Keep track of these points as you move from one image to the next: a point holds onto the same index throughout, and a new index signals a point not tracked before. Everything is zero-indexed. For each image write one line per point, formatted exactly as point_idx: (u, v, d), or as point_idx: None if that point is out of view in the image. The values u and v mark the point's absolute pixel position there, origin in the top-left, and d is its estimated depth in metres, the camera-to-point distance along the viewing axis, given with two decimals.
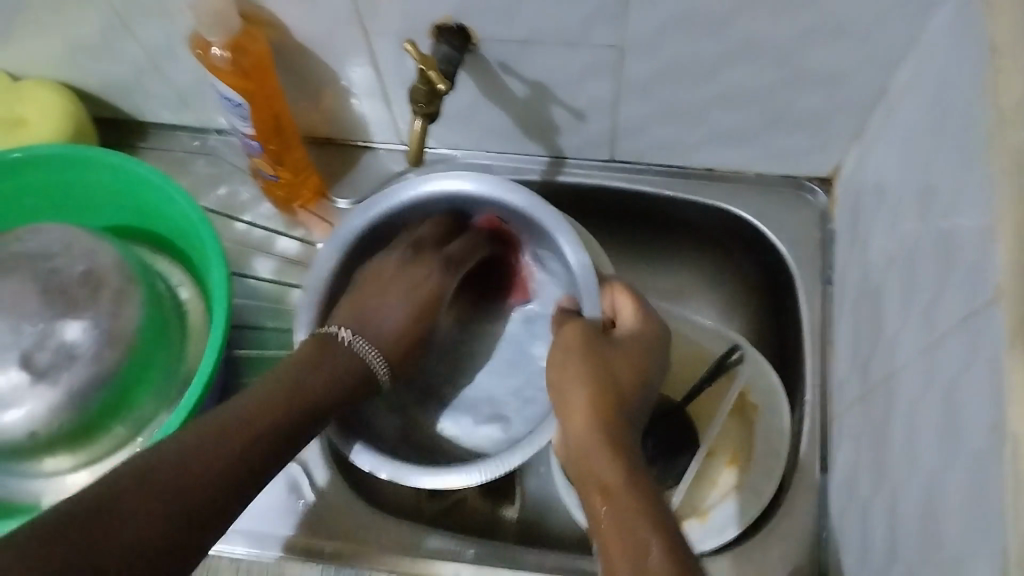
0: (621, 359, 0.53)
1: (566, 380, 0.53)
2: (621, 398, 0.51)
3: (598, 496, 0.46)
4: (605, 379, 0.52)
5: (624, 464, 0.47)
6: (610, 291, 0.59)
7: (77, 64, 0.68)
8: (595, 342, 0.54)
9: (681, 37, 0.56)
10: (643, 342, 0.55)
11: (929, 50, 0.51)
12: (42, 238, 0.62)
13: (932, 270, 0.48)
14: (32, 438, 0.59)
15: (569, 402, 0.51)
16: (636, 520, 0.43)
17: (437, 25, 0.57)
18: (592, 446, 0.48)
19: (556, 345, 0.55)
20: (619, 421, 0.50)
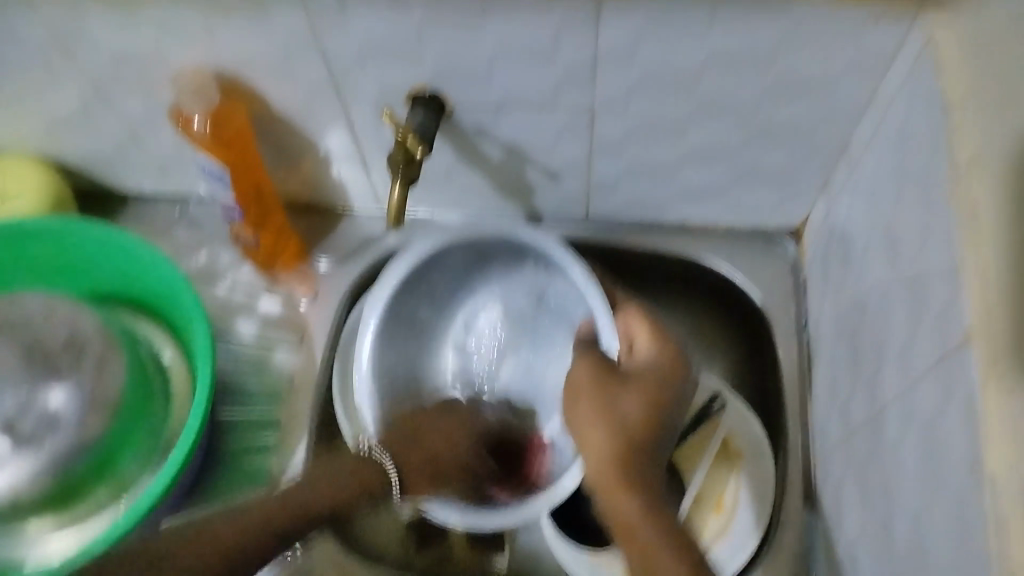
0: (636, 394, 0.51)
1: (586, 426, 0.51)
2: (639, 437, 0.50)
3: (623, 537, 0.48)
4: (614, 415, 0.50)
5: (647, 501, 0.48)
6: (622, 320, 0.59)
7: (58, 137, 0.69)
8: (606, 377, 0.53)
9: (650, 99, 0.58)
10: (659, 371, 0.53)
11: (886, 106, 0.54)
12: (25, 304, 0.62)
13: (903, 316, 0.50)
14: (13, 506, 0.58)
15: (588, 446, 0.50)
16: (658, 556, 0.46)
17: (412, 93, 0.59)
18: (615, 485, 0.48)
19: (569, 386, 0.54)
20: (638, 460, 0.49)
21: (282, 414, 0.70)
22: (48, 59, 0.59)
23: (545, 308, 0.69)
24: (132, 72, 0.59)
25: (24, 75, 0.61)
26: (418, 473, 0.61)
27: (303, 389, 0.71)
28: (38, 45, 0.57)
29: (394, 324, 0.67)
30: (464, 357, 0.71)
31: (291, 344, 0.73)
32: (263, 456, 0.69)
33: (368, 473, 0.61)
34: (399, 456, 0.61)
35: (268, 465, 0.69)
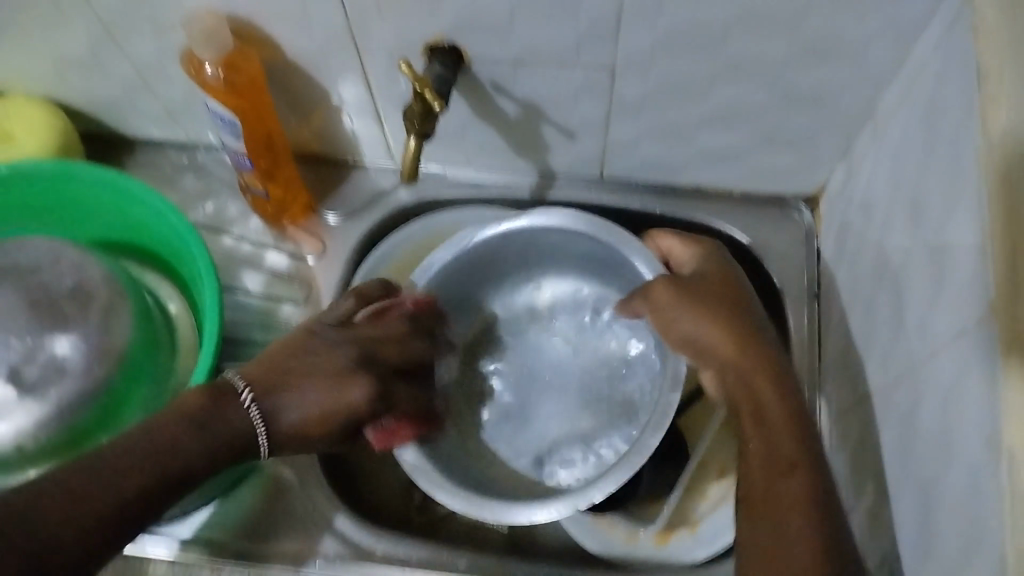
0: (717, 291, 0.58)
1: (680, 323, 0.57)
2: (739, 322, 0.56)
3: (753, 420, 0.53)
4: (714, 311, 0.56)
5: (767, 362, 0.55)
6: (658, 237, 0.64)
7: (66, 79, 0.68)
8: (682, 279, 0.59)
9: (673, 57, 0.56)
10: (708, 262, 0.60)
11: (915, 74, 0.52)
12: (30, 250, 0.61)
13: (923, 287, 0.49)
14: (18, 455, 0.58)
15: (701, 340, 0.56)
16: (783, 436, 0.52)
17: (429, 45, 0.57)
18: (755, 377, 0.54)
19: (647, 298, 0.59)
20: (748, 352, 0.55)
21: None
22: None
23: (608, 333, 0.68)
24: (143, 13, 0.58)
25: (32, 14, 0.59)
26: (286, 398, 0.50)
27: None
28: None
29: (454, 283, 0.67)
30: (526, 343, 0.70)
31: (299, 299, 0.72)
32: None
33: (232, 420, 0.48)
34: (271, 393, 0.50)
35: None
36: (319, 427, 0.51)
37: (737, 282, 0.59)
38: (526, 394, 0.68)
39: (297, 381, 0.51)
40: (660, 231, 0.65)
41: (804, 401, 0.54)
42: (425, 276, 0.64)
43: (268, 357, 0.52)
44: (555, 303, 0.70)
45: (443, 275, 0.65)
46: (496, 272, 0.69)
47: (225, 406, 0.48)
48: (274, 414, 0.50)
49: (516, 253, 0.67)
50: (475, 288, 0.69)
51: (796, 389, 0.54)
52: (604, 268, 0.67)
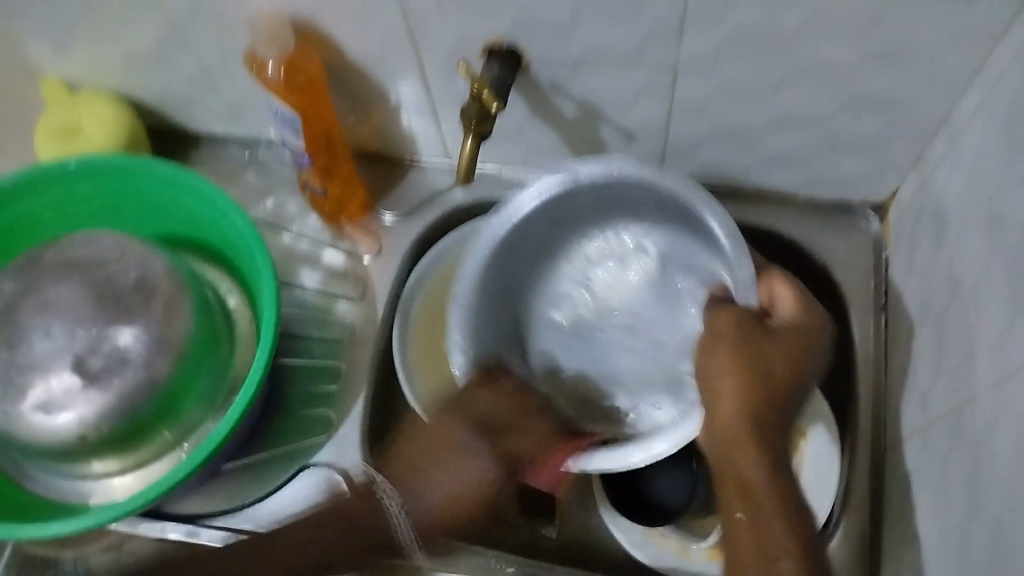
0: (781, 348, 0.53)
1: (718, 375, 0.53)
2: (779, 395, 0.52)
3: (738, 497, 0.50)
4: (757, 369, 0.52)
5: (768, 459, 0.50)
6: (764, 280, 0.57)
7: (134, 76, 0.69)
8: (754, 325, 0.54)
9: (737, 59, 0.55)
10: (803, 332, 0.54)
11: (996, 79, 0.50)
12: (96, 244, 0.63)
13: (999, 304, 0.47)
14: (81, 442, 0.59)
15: (716, 390, 0.52)
16: (770, 520, 0.48)
17: (487, 47, 0.57)
18: (743, 442, 0.50)
19: (709, 331, 0.55)
20: (773, 424, 0.52)
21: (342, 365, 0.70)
22: None
23: (683, 271, 0.65)
24: (208, 13, 0.59)
25: (103, 11, 0.61)
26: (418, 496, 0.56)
27: (363, 342, 0.71)
28: None
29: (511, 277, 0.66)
30: (588, 291, 0.68)
31: (354, 296, 0.73)
32: (323, 406, 0.69)
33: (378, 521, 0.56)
34: (403, 484, 0.56)
35: (326, 414, 0.69)
36: (456, 511, 0.57)
37: (812, 354, 0.54)
38: (587, 338, 0.67)
39: (412, 472, 0.57)
40: (774, 271, 0.57)
41: (801, 495, 0.50)
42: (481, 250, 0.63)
43: (407, 454, 0.58)
44: (621, 250, 0.67)
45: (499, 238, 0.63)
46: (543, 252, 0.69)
47: (376, 507, 0.56)
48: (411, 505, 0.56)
49: (550, 220, 0.65)
50: (535, 264, 0.67)
51: (794, 485, 0.50)
52: (683, 219, 0.63)
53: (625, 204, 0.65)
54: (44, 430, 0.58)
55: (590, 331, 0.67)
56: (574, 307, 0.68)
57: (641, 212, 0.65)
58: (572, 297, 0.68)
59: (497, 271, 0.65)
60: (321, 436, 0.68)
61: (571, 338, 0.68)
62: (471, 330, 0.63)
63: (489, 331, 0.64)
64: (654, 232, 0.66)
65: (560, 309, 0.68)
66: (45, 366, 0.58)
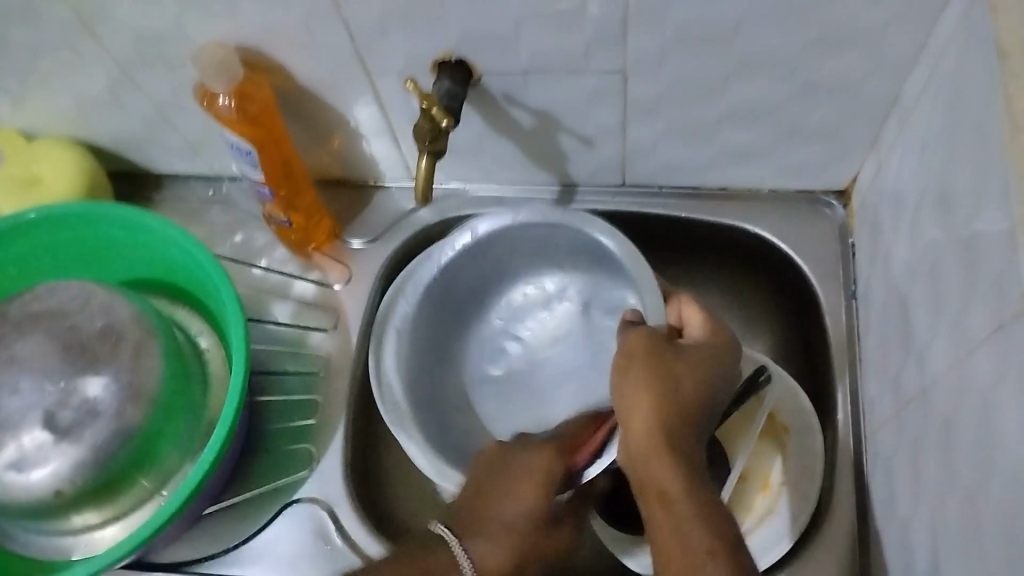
0: (691, 367, 0.51)
1: (630, 386, 0.50)
2: (689, 410, 0.50)
3: (658, 503, 0.48)
4: (669, 388, 0.49)
5: (685, 466, 0.48)
6: (674, 305, 0.59)
7: (90, 121, 0.69)
8: (662, 347, 0.52)
9: (684, 58, 0.55)
10: (716, 354, 0.53)
11: (938, 56, 0.50)
12: (60, 294, 0.62)
13: (956, 278, 0.47)
14: (57, 497, 0.59)
15: (631, 408, 0.50)
16: (692, 530, 0.46)
17: (437, 61, 0.57)
18: (660, 455, 0.48)
19: (621, 351, 0.52)
20: (683, 431, 0.49)
21: (320, 396, 0.70)
22: (73, 43, 0.59)
23: (597, 310, 0.68)
24: (156, 53, 0.59)
25: (52, 59, 0.61)
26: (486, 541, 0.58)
27: (339, 372, 0.71)
28: (61, 27, 0.57)
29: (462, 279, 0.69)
30: (519, 340, 0.71)
31: (327, 327, 0.72)
32: (301, 438, 0.69)
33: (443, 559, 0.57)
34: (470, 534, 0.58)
35: (305, 447, 0.68)
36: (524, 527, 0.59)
37: (727, 372, 0.53)
38: (512, 381, 0.70)
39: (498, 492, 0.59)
40: (686, 299, 0.59)
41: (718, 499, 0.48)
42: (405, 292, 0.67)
43: (473, 483, 0.60)
44: (549, 301, 0.70)
45: (424, 292, 0.67)
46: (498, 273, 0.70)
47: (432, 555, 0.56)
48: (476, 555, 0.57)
49: (484, 269, 0.69)
50: (461, 313, 0.71)
51: (709, 486, 0.48)
52: (596, 261, 0.67)
53: (543, 256, 0.69)
54: (19, 487, 0.57)
55: (510, 370, 0.70)
56: (505, 357, 0.71)
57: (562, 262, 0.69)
58: (506, 341, 0.71)
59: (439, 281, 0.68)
60: (303, 470, 0.68)
61: (506, 387, 0.70)
62: (402, 356, 0.66)
63: (421, 378, 0.67)
64: (581, 283, 0.69)
65: (495, 368, 0.71)
66: (17, 424, 0.57)
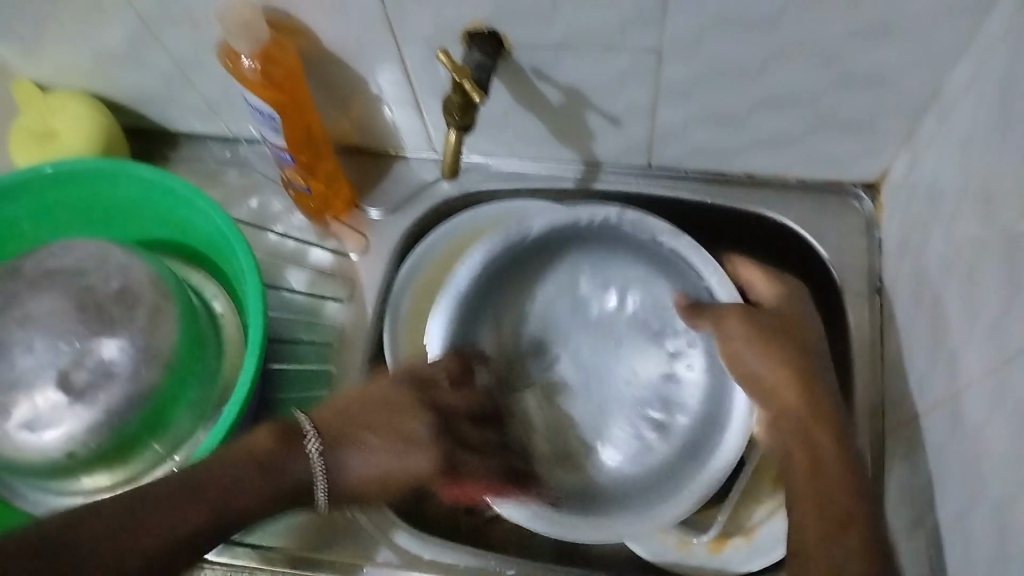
0: (785, 347, 0.57)
1: (738, 351, 0.58)
2: (795, 385, 0.56)
3: (807, 467, 0.53)
4: (796, 355, 0.57)
5: (835, 430, 0.54)
6: (743, 262, 0.63)
7: (109, 76, 0.68)
8: (765, 318, 0.58)
9: (722, 39, 0.53)
10: (792, 306, 0.60)
11: (987, 50, 0.49)
12: (76, 252, 0.61)
13: (995, 282, 0.46)
14: (70, 458, 0.58)
15: (773, 388, 0.56)
16: (830, 511, 0.50)
17: (468, 32, 0.55)
18: (828, 418, 0.55)
19: (721, 332, 0.58)
20: (822, 399, 0.55)
21: (333, 368, 0.69)
22: None
23: (677, 361, 0.64)
24: (180, 10, 0.58)
25: (73, 10, 0.59)
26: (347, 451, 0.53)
27: (353, 344, 0.69)
28: None
29: (518, 261, 0.65)
30: (604, 302, 0.66)
31: (343, 297, 0.71)
32: (314, 409, 0.68)
33: (295, 469, 0.51)
34: (336, 446, 0.53)
35: None
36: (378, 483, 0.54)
37: (812, 361, 0.57)
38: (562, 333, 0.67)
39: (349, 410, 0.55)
40: (743, 262, 0.63)
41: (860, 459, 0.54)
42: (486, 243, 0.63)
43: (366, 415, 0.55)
44: (639, 313, 0.65)
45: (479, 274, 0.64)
46: (545, 264, 0.67)
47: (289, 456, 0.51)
48: (336, 468, 0.52)
49: (523, 266, 0.66)
50: (518, 273, 0.66)
51: (857, 454, 0.54)
52: (670, 267, 0.63)
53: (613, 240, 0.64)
54: (31, 447, 0.57)
55: (592, 368, 0.66)
56: (591, 301, 0.66)
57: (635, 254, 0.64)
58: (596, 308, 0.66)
59: (515, 244, 0.64)
60: None
61: (572, 393, 0.66)
62: (471, 313, 0.64)
63: (476, 339, 0.64)
64: (644, 291, 0.65)
65: (550, 347, 0.67)
66: (30, 382, 0.56)
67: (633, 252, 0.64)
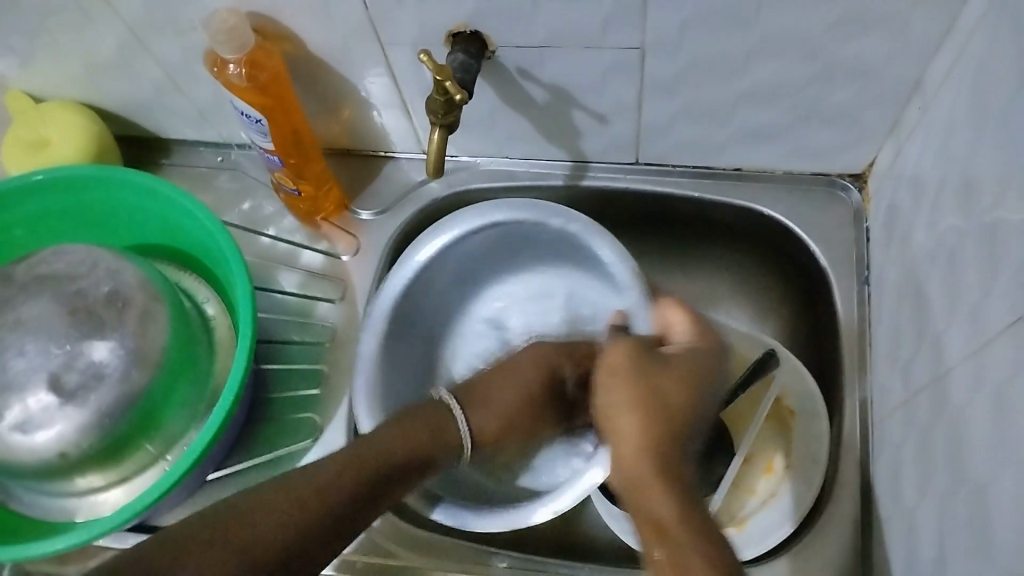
0: (674, 375, 0.47)
1: (615, 408, 0.46)
2: (676, 424, 0.45)
3: (651, 534, 0.41)
4: (651, 401, 0.45)
5: (681, 496, 0.42)
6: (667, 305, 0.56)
7: (99, 84, 0.68)
8: (644, 356, 0.48)
9: (704, 35, 0.54)
10: (698, 354, 0.50)
11: (964, 41, 0.49)
12: (66, 258, 0.62)
13: (974, 272, 0.46)
14: (62, 459, 0.59)
15: (620, 431, 0.45)
16: (691, 559, 0.39)
17: (452, 33, 0.56)
18: (648, 479, 0.43)
19: (604, 367, 0.49)
20: (678, 470, 0.44)
21: (325, 367, 0.70)
22: (82, 4, 0.58)
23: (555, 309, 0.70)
24: (166, 17, 0.58)
25: (61, 20, 0.60)
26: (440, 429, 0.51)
27: (346, 343, 0.70)
28: None
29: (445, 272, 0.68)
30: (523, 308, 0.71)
31: (334, 297, 0.72)
32: (305, 409, 0.69)
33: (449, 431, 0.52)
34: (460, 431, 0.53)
35: (311, 417, 0.68)
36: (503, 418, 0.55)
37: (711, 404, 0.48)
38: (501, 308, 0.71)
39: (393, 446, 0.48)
40: (670, 309, 0.55)
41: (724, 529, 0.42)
42: (470, 220, 0.66)
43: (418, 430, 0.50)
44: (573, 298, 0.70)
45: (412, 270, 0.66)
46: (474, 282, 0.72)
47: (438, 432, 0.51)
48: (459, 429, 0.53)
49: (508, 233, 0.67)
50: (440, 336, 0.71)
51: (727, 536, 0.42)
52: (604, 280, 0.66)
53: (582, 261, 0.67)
54: (23, 450, 0.57)
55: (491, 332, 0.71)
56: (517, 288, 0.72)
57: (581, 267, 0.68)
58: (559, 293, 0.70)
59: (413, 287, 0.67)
60: (307, 439, 0.67)
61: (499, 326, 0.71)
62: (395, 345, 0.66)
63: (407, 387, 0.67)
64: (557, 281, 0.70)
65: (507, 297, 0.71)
66: (23, 385, 0.57)
67: (542, 237, 0.67)
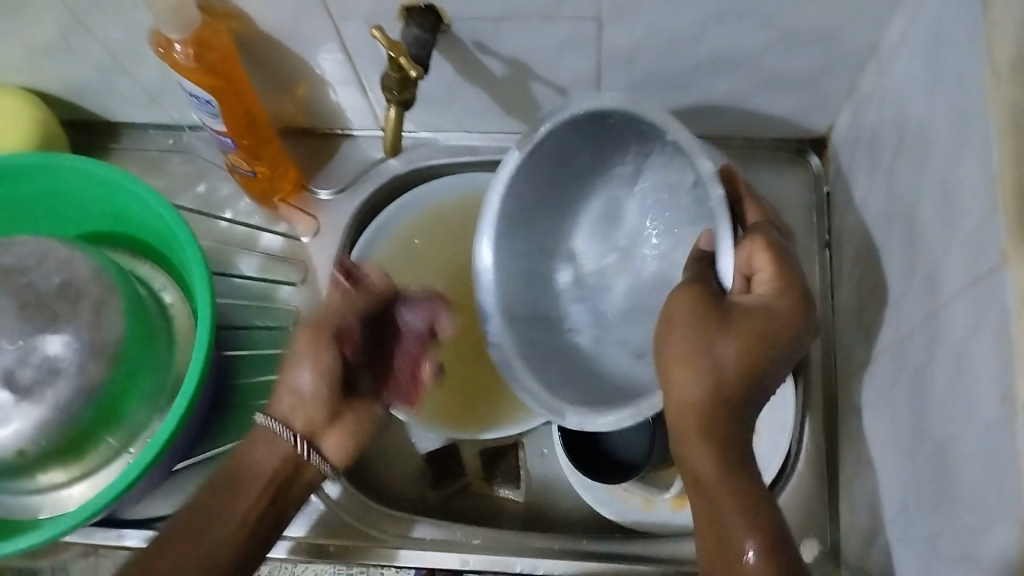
0: (742, 342, 0.47)
1: (672, 359, 0.48)
2: (736, 385, 0.47)
3: (693, 484, 0.47)
4: (713, 364, 0.47)
5: (725, 452, 0.47)
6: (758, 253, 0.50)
7: (40, 68, 0.66)
8: (712, 312, 0.48)
9: (660, 6, 0.54)
10: (775, 312, 0.48)
11: (917, 5, 0.50)
12: (15, 250, 0.60)
13: (932, 236, 0.47)
14: (20, 456, 0.57)
15: (674, 382, 0.48)
16: (733, 518, 0.46)
17: (405, 8, 0.55)
18: (697, 438, 0.47)
19: (664, 314, 0.50)
20: (730, 421, 0.47)
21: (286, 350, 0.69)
22: None
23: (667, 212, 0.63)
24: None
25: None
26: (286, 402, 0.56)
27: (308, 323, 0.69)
28: None
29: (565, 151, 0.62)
30: (656, 199, 0.63)
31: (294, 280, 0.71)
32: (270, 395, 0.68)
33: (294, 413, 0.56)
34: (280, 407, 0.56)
35: None
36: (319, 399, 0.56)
37: (779, 366, 0.48)
38: (619, 218, 0.65)
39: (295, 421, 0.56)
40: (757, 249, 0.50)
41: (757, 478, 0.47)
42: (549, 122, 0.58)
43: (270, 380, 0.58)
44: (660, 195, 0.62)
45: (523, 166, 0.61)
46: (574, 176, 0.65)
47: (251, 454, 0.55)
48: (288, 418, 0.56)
49: (582, 127, 0.59)
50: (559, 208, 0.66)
51: (756, 483, 0.47)
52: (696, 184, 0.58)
53: (664, 145, 0.58)
54: None
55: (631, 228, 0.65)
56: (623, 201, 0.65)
57: (677, 159, 0.59)
58: (650, 185, 0.63)
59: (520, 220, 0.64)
60: None
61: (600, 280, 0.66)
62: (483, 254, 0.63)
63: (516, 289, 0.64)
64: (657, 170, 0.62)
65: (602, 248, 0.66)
66: None
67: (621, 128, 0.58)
